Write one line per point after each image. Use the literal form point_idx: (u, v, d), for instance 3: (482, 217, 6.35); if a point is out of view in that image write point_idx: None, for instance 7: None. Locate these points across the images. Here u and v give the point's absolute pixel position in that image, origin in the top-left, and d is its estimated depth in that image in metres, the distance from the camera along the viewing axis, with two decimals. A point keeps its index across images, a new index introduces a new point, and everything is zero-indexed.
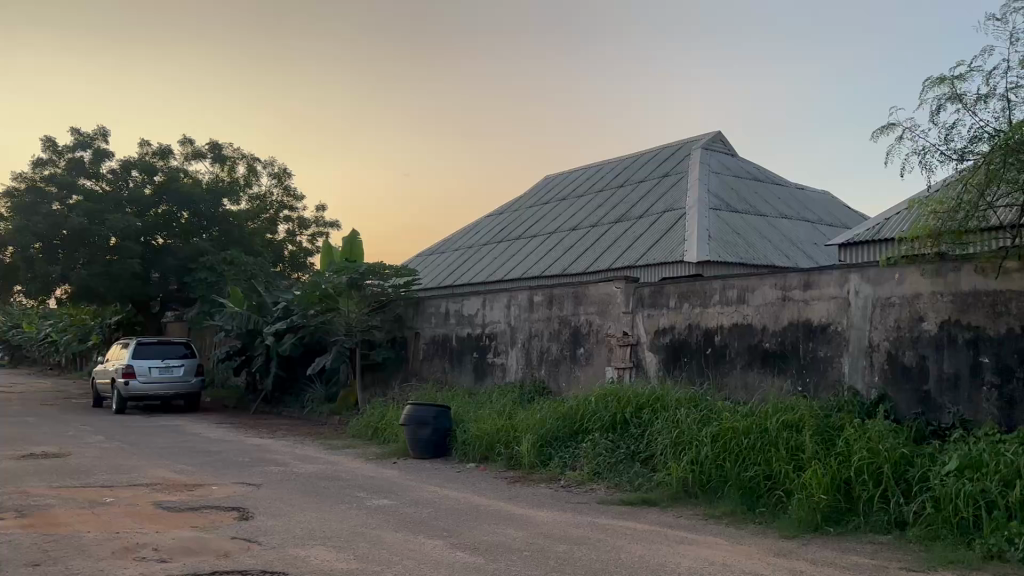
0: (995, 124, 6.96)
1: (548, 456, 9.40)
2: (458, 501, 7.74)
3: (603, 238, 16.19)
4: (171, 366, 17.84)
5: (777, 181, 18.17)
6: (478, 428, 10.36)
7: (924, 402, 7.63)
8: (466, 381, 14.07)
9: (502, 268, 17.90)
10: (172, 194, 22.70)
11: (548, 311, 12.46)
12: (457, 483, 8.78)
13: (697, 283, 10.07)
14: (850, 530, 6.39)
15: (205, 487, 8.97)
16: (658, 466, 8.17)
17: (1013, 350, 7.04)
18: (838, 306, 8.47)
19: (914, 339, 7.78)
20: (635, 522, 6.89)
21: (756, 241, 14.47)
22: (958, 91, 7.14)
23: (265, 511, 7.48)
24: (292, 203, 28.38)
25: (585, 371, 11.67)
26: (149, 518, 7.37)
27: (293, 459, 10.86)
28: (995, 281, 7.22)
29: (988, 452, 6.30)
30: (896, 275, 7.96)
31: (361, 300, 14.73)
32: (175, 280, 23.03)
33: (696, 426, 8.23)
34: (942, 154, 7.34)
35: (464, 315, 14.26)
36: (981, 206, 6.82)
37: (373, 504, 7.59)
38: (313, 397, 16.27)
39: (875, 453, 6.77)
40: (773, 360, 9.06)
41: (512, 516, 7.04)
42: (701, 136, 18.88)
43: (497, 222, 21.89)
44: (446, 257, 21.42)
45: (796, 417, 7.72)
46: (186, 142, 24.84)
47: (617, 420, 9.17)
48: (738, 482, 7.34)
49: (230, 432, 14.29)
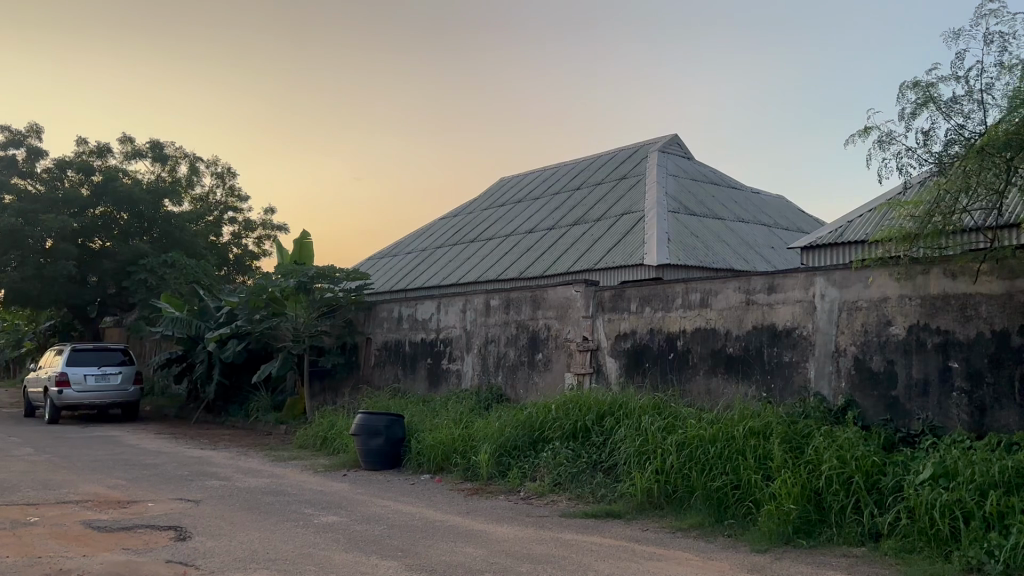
0: (974, 127, 6.82)
1: (506, 466, 9.03)
2: (411, 516, 7.30)
3: (560, 241, 15.90)
4: (108, 373, 17.00)
5: (733, 185, 18.12)
6: (433, 437, 9.92)
7: (892, 407, 7.46)
8: (420, 388, 13.61)
9: (456, 271, 17.47)
10: (110, 194, 21.63)
11: (504, 315, 12.11)
12: (412, 496, 8.35)
13: (659, 287, 9.80)
14: (822, 542, 6.14)
15: (141, 504, 8.37)
16: (622, 476, 7.85)
17: (983, 354, 6.91)
18: (803, 310, 8.29)
19: (882, 344, 7.62)
20: (600, 536, 6.54)
21: (714, 244, 14.33)
22: (934, 96, 6.95)
23: (205, 531, 6.95)
24: (236, 204, 27.61)
25: (543, 377, 11.34)
26: (76, 540, 6.78)
27: (236, 472, 10.28)
28: (966, 284, 7.10)
29: (961, 460, 6.10)
30: (864, 278, 7.80)
31: (310, 304, 14.17)
32: (113, 284, 22.08)
33: (660, 435, 7.93)
34: (919, 158, 7.16)
35: (418, 320, 13.81)
36: (958, 209, 6.67)
37: (320, 522, 7.11)
38: (258, 405, 15.63)
39: (845, 462, 6.54)
40: (737, 366, 8.83)
41: (471, 533, 6.63)
42: (657, 140, 18.75)
43: (450, 225, 21.44)
44: (399, 260, 20.89)
45: (763, 425, 7.46)
46: (125, 140, 23.88)
47: (578, 428, 8.84)
48: (705, 492, 7.03)
49: (169, 443, 13.57)
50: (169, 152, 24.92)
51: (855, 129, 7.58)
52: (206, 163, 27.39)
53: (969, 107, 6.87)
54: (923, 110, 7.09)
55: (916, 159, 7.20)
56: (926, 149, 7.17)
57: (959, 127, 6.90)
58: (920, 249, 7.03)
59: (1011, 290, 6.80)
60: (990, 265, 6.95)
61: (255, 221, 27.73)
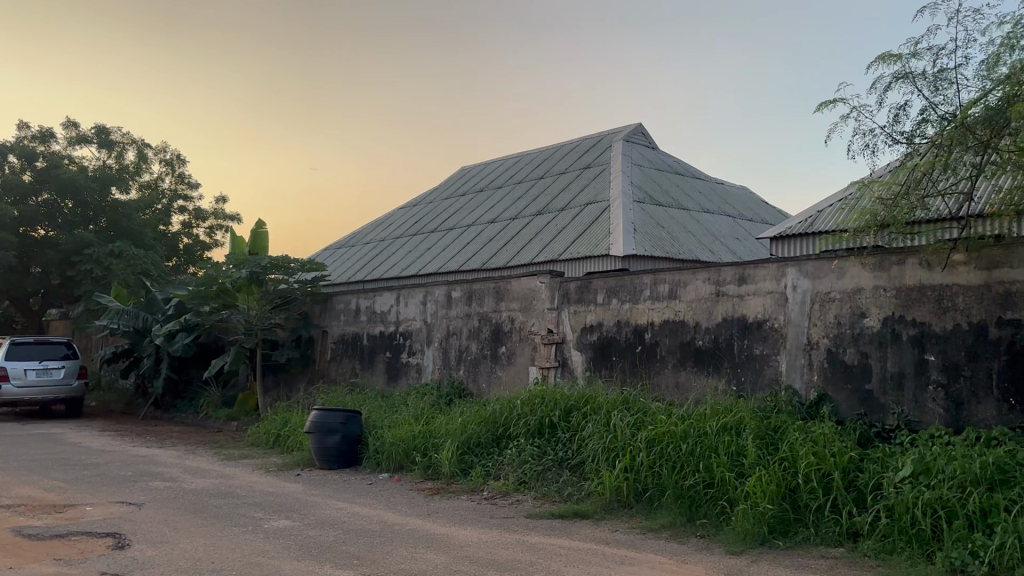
0: (947, 107, 6.57)
1: (468, 465, 8.65)
2: (368, 520, 6.90)
3: (523, 232, 15.55)
4: (50, 368, 16.19)
5: (697, 175, 17.94)
6: (392, 435, 9.50)
7: (866, 402, 7.26)
8: (378, 383, 13.16)
9: (417, 261, 17.02)
10: (54, 180, 20.73)
11: (466, 307, 11.73)
12: (369, 497, 7.94)
13: (626, 278, 9.52)
14: (798, 543, 5.88)
15: (78, 508, 7.82)
16: (590, 474, 7.54)
17: (960, 347, 6.73)
18: (774, 301, 8.06)
19: (855, 337, 7.42)
20: (569, 539, 6.22)
21: (679, 235, 14.12)
22: (910, 72, 6.67)
23: (146, 538, 6.47)
24: (186, 192, 26.76)
25: (506, 371, 10.99)
26: (3, 550, 6.24)
27: (182, 472, 9.73)
28: (940, 275, 6.92)
29: (941, 455, 5.90)
30: (837, 268, 7.59)
31: (263, 297, 13.55)
32: (57, 275, 21.19)
33: (629, 431, 7.64)
34: (889, 136, 6.91)
35: (377, 313, 13.37)
36: (929, 192, 6.50)
37: (270, 527, 6.67)
38: (209, 401, 15.04)
39: (823, 458, 6.31)
40: (706, 359, 8.58)
41: (433, 537, 6.25)
42: (621, 129, 18.48)
43: (409, 215, 20.94)
44: (357, 250, 20.33)
45: (735, 420, 7.22)
46: (70, 124, 22.94)
47: (544, 424, 8.52)
48: (677, 491, 6.73)
49: (113, 441, 12.91)
50: (115, 137, 23.99)
51: (823, 101, 7.22)
52: (155, 149, 26.49)
53: (943, 84, 6.59)
54: (895, 85, 6.79)
55: (886, 136, 6.93)
56: (897, 127, 6.90)
57: (932, 106, 6.64)
58: (891, 236, 6.85)
59: (988, 281, 6.62)
60: (966, 254, 6.77)
61: (206, 210, 26.91)
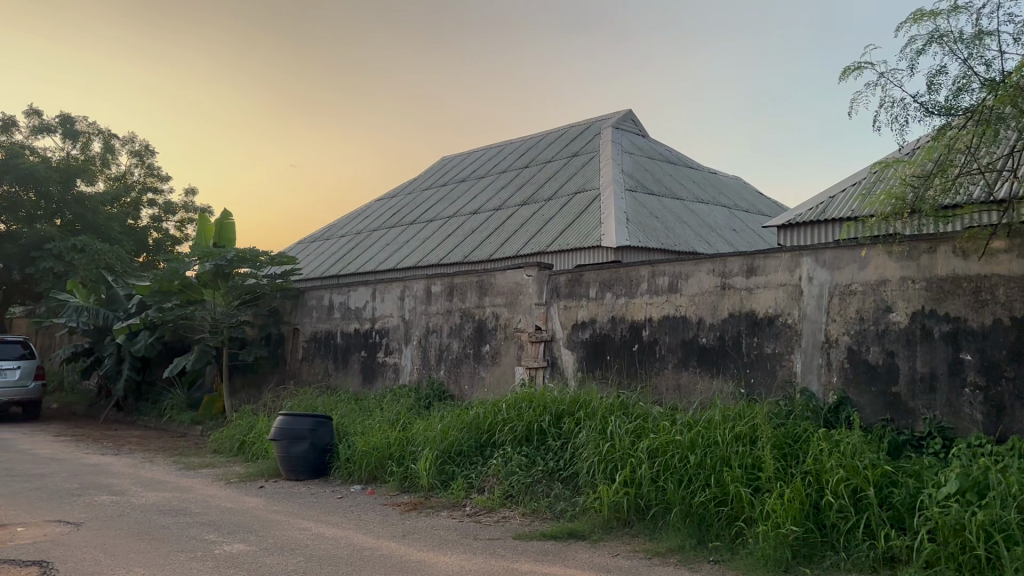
0: (988, 72, 5.82)
1: (449, 475, 7.82)
2: (335, 543, 6.05)
3: (508, 222, 14.75)
4: (5, 369, 15.15)
5: (689, 164, 17.20)
6: (364, 442, 8.66)
7: (892, 406, 6.52)
8: (353, 384, 12.31)
9: (396, 254, 16.14)
10: (12, 172, 19.57)
11: (447, 303, 10.91)
12: (337, 515, 7.08)
13: (622, 270, 8.74)
14: (826, 569, 5.11)
15: (7, 528, 6.89)
16: (585, 487, 6.76)
17: (1001, 345, 6.00)
18: (787, 295, 7.31)
19: (880, 334, 6.68)
20: (563, 567, 5.40)
21: (674, 225, 13.38)
22: (947, 34, 5.89)
23: (74, 568, 5.58)
24: (156, 185, 25.77)
25: (490, 372, 10.17)
26: None
27: (135, 485, 8.81)
28: (978, 264, 6.19)
29: (991, 469, 5.16)
30: (859, 258, 6.85)
31: (229, 291, 12.64)
32: (18, 271, 20.11)
33: (629, 439, 6.85)
34: (922, 107, 6.13)
35: (351, 309, 12.52)
36: (967, 169, 5.73)
37: (223, 552, 5.84)
38: (173, 404, 14.13)
39: (852, 471, 5.58)
40: (710, 358, 7.82)
41: (407, 566, 5.42)
42: (610, 116, 17.70)
43: (387, 206, 20.05)
44: (332, 243, 19.41)
45: (750, 428, 6.45)
46: (32, 112, 21.82)
47: (532, 430, 7.75)
48: (684, 509, 5.96)
49: (65, 447, 11.98)
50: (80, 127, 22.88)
51: (845, 66, 6.41)
52: (121, 141, 25.35)
53: (982, 46, 5.84)
54: (928, 49, 6.01)
55: (917, 107, 6.16)
56: (928, 97, 6.13)
57: (970, 73, 5.89)
58: (922, 221, 6.07)
59: None
60: (1007, 240, 6.05)
61: (176, 203, 25.89)
